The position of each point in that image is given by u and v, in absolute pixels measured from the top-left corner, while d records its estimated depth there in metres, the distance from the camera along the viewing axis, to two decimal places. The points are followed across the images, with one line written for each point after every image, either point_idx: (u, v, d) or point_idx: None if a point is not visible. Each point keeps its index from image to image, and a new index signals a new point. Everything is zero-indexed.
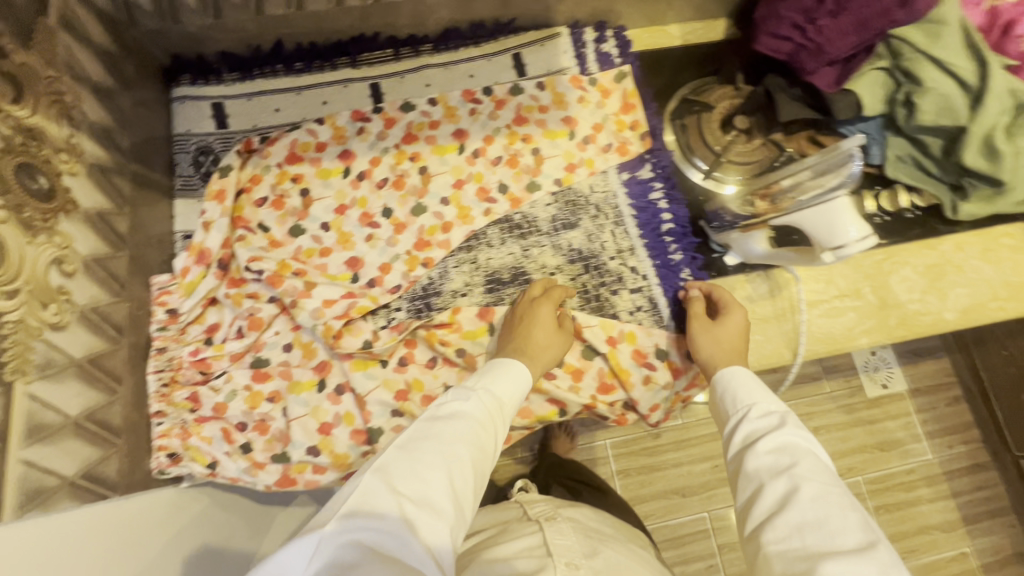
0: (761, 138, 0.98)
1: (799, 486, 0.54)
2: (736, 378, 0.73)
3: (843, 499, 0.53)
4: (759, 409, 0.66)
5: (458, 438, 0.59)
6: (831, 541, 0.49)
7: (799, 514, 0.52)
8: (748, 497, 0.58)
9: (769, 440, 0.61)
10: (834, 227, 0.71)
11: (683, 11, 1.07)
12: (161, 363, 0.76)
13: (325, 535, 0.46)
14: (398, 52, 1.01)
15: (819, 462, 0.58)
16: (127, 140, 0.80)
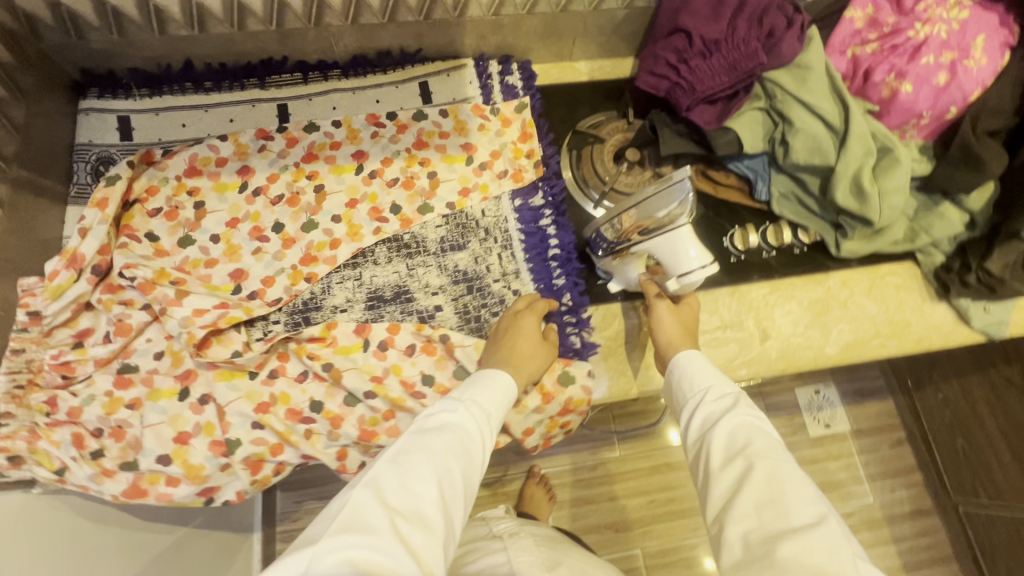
0: (651, 170, 1.01)
1: (753, 466, 0.60)
2: (692, 362, 0.77)
3: (794, 476, 0.59)
4: (714, 393, 0.71)
5: (449, 450, 0.62)
6: (785, 519, 0.55)
7: (753, 492, 0.58)
8: (707, 480, 0.64)
9: (725, 424, 0.66)
10: (682, 260, 0.77)
11: (587, 49, 1.12)
12: (16, 364, 0.76)
13: (318, 553, 0.51)
14: (307, 76, 1.05)
15: (771, 439, 0.64)
16: (13, 147, 0.83)
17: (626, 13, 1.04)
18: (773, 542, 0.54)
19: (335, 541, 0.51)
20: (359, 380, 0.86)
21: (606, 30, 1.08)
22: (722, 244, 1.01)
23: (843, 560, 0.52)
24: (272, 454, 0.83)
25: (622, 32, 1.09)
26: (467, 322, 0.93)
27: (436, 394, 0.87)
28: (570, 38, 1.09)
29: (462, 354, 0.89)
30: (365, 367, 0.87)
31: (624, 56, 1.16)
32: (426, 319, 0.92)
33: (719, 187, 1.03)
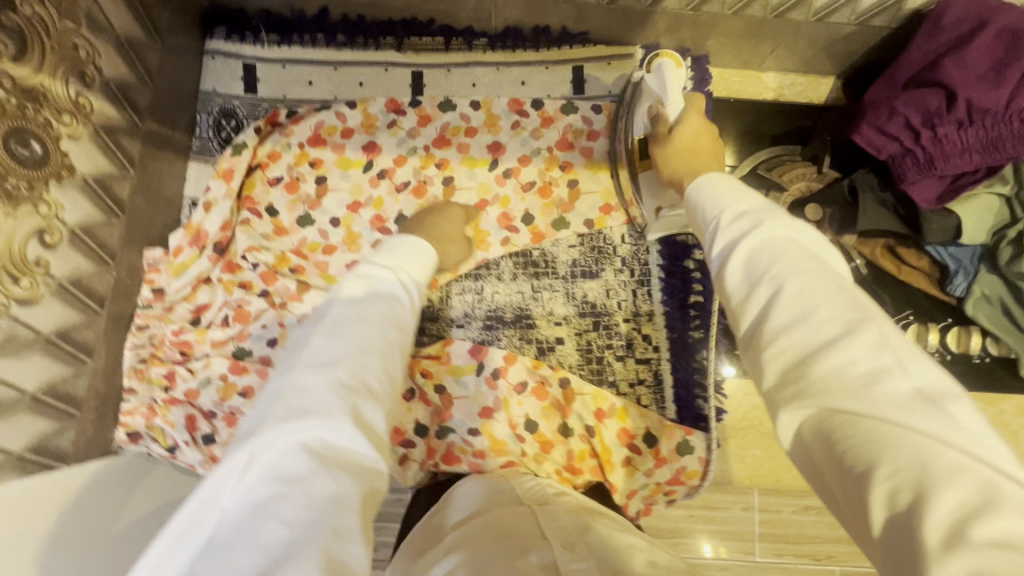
0: (831, 234, 0.87)
1: (783, 288, 0.39)
2: (712, 186, 0.52)
3: (834, 288, 0.38)
4: (731, 215, 0.47)
5: (376, 317, 0.54)
6: (847, 365, 0.34)
7: (800, 331, 0.36)
8: (732, 310, 0.43)
9: (749, 246, 0.43)
10: (652, 87, 0.80)
11: (783, 59, 0.93)
12: (141, 339, 0.77)
13: (260, 447, 0.41)
14: (450, 44, 0.90)
15: (818, 264, 0.40)
16: (146, 97, 0.76)
17: (855, 28, 0.82)
18: (808, 356, 0.35)
19: (280, 426, 0.42)
20: (469, 411, 0.82)
21: (819, 44, 0.87)
22: (888, 333, 0.89)
23: (893, 364, 0.33)
24: None
25: (835, 50, 0.88)
26: (589, 362, 0.86)
27: (535, 443, 0.81)
28: (770, 45, 0.89)
29: (579, 402, 0.84)
30: (475, 395, 0.83)
31: (825, 73, 0.95)
32: (544, 353, 0.86)
33: (904, 266, 0.87)
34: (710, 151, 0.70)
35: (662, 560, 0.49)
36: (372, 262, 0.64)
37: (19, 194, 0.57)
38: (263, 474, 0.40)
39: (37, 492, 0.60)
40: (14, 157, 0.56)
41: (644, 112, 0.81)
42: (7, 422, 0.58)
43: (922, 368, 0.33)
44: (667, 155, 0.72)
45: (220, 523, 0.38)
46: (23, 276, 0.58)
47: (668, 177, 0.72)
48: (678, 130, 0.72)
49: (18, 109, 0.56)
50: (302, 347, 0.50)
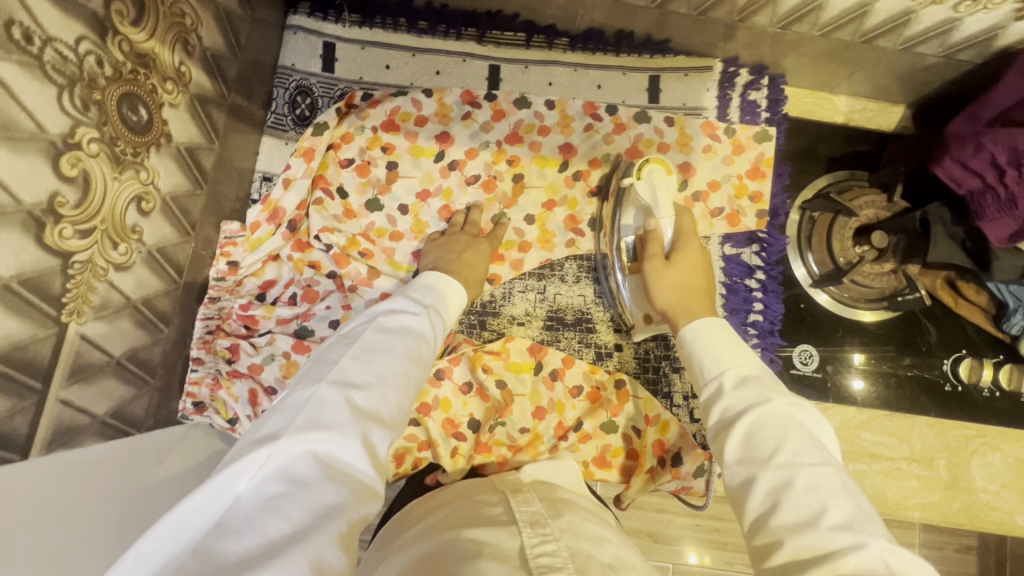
0: (893, 263, 0.88)
1: (791, 480, 0.45)
2: (705, 333, 0.61)
3: (837, 486, 0.44)
4: (732, 379, 0.56)
5: (401, 346, 0.54)
6: (823, 536, 0.41)
7: (794, 512, 0.44)
8: (738, 491, 0.49)
9: (749, 420, 0.51)
10: (643, 196, 0.77)
11: (858, 85, 0.93)
12: (211, 311, 0.77)
13: (277, 447, 0.41)
14: (530, 40, 0.90)
15: (812, 443, 0.48)
16: (234, 69, 0.76)
17: (939, 61, 0.83)
18: (804, 560, 0.41)
19: (298, 434, 0.42)
20: (526, 410, 0.82)
21: (899, 73, 0.88)
22: (941, 365, 0.90)
23: (881, 571, 0.38)
24: (419, 450, 0.79)
25: (913, 79, 0.89)
26: (645, 370, 0.86)
27: (575, 439, 0.83)
28: (849, 71, 0.90)
29: (630, 405, 0.84)
30: (533, 393, 0.83)
31: (896, 103, 0.96)
32: (602, 357, 0.86)
33: (961, 300, 0.88)
34: (703, 288, 0.72)
35: (626, 555, 0.48)
36: (409, 294, 0.63)
37: (124, 158, 0.56)
38: (273, 473, 0.40)
39: (110, 449, 0.60)
40: (125, 123, 0.56)
41: (634, 219, 0.79)
42: (93, 386, 0.58)
43: (904, 570, 0.39)
44: (664, 281, 0.72)
45: (230, 507, 0.38)
46: (121, 242, 0.58)
47: (660, 307, 0.72)
48: (675, 261, 0.73)
49: (132, 74, 0.56)
50: (328, 362, 0.50)
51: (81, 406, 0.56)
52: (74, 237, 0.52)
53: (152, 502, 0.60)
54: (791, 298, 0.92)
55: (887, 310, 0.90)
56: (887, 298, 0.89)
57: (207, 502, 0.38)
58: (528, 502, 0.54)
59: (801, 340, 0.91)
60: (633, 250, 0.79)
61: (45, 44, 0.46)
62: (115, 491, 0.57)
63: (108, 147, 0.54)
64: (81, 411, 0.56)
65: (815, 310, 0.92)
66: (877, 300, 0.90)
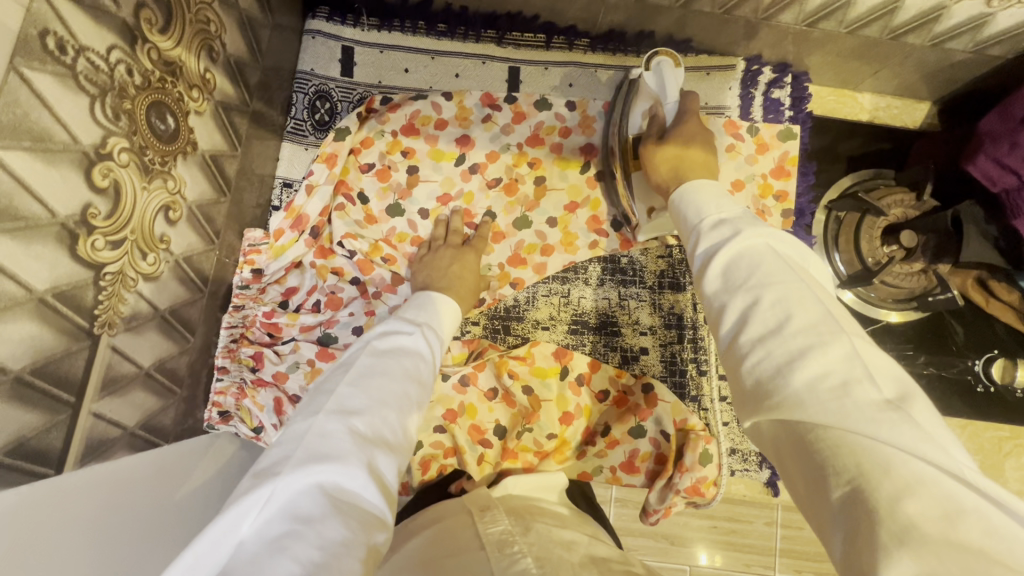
0: (924, 262, 0.85)
1: (759, 298, 0.41)
2: (697, 192, 0.56)
3: (811, 298, 0.40)
4: (712, 223, 0.50)
5: (400, 366, 0.52)
6: (791, 352, 0.38)
7: (761, 326, 0.40)
8: (713, 319, 0.45)
9: (726, 253, 0.45)
10: (648, 87, 0.75)
11: (883, 82, 0.92)
12: (235, 319, 0.76)
13: (278, 484, 0.38)
14: (551, 41, 0.90)
15: (787, 264, 0.43)
16: (256, 75, 0.76)
17: (968, 57, 0.82)
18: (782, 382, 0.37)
19: (300, 469, 0.39)
20: (553, 416, 0.80)
21: (926, 69, 0.86)
22: (971, 366, 0.89)
23: (858, 373, 0.35)
24: (445, 457, 0.78)
25: (941, 75, 0.87)
26: (672, 373, 0.85)
27: (602, 443, 0.82)
28: (874, 68, 0.88)
29: (659, 409, 0.82)
30: (559, 399, 0.81)
31: (921, 100, 0.95)
32: (628, 362, 0.85)
33: (993, 300, 0.83)
34: (703, 161, 0.67)
35: (597, 552, 0.52)
36: (402, 313, 0.62)
37: (153, 168, 0.56)
38: (276, 511, 0.37)
39: (155, 459, 0.60)
40: (153, 131, 0.55)
41: (642, 112, 0.77)
42: (123, 398, 0.57)
43: (878, 371, 0.36)
44: (656, 160, 0.69)
45: (232, 554, 0.35)
46: (150, 252, 0.57)
47: (656, 182, 0.69)
48: (672, 138, 0.69)
49: (160, 82, 0.55)
50: (324, 391, 0.48)
51: (112, 419, 0.55)
52: (106, 248, 0.51)
53: (186, 502, 0.58)
54: None
55: (918, 310, 0.88)
56: (917, 298, 0.87)
57: (206, 550, 0.35)
58: (496, 522, 0.54)
59: None
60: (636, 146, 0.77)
61: (78, 53, 0.45)
62: (149, 494, 0.55)
63: (137, 157, 0.53)
64: (111, 425, 0.56)
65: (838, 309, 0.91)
66: (907, 299, 0.88)
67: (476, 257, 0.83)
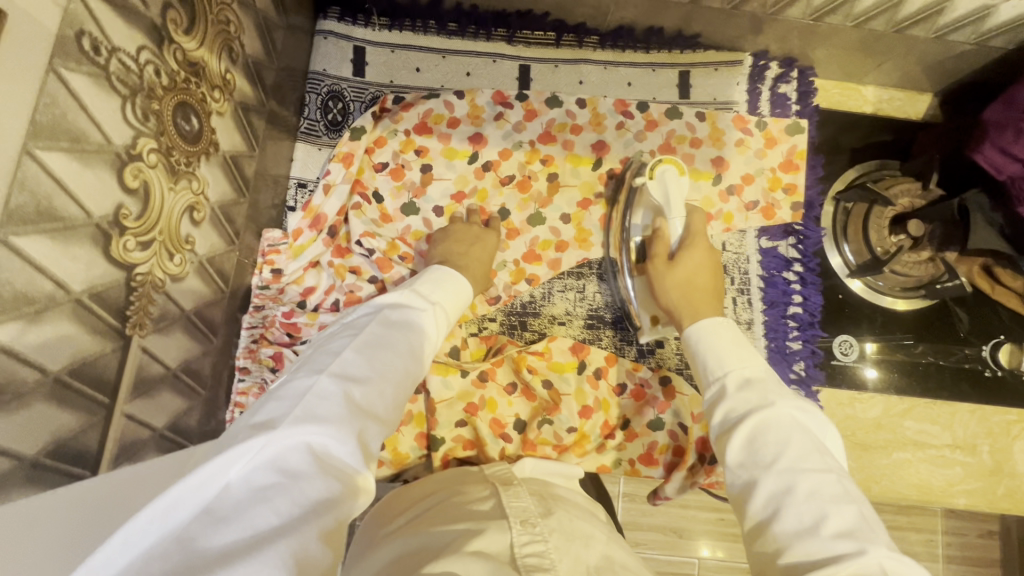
0: (931, 250, 0.87)
1: (792, 487, 0.47)
2: (715, 334, 0.64)
3: (838, 493, 0.46)
4: (735, 380, 0.58)
5: (403, 342, 0.53)
6: (823, 541, 0.43)
7: (794, 516, 0.46)
8: (740, 492, 0.51)
9: (750, 425, 0.53)
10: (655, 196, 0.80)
11: (886, 75, 0.94)
12: (256, 319, 0.77)
13: (274, 434, 0.39)
14: (560, 39, 0.90)
15: (809, 446, 0.50)
16: (271, 75, 0.76)
17: (970, 49, 0.83)
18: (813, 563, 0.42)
19: (296, 425, 0.40)
20: (573, 409, 0.82)
21: (928, 61, 0.88)
22: (979, 352, 0.91)
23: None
24: (464, 450, 0.79)
25: (943, 67, 0.89)
26: (688, 366, 0.86)
27: (621, 434, 0.83)
28: (879, 61, 0.90)
29: (677, 402, 0.83)
30: (578, 392, 0.83)
31: (923, 91, 0.96)
32: (644, 355, 0.86)
33: (998, 287, 0.85)
34: (708, 286, 0.74)
35: (617, 550, 0.49)
36: (417, 288, 0.62)
37: (179, 169, 0.56)
38: (268, 460, 0.37)
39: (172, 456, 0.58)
40: (179, 132, 0.55)
41: (644, 217, 0.83)
42: (152, 400, 0.57)
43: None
44: (665, 281, 0.75)
45: (219, 493, 0.35)
46: (176, 253, 0.57)
47: (665, 305, 0.75)
48: (679, 259, 0.75)
49: (185, 83, 0.55)
50: (327, 354, 0.49)
51: (142, 420, 0.55)
52: (136, 249, 0.51)
53: None
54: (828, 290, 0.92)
55: (928, 297, 0.90)
56: (925, 286, 0.89)
57: (195, 485, 0.34)
58: (520, 498, 0.54)
59: (841, 330, 0.91)
60: (640, 248, 0.82)
61: (110, 54, 0.45)
62: None
63: (164, 158, 0.53)
64: (142, 426, 0.55)
65: (852, 301, 0.92)
66: (915, 287, 0.90)
67: (497, 239, 0.83)
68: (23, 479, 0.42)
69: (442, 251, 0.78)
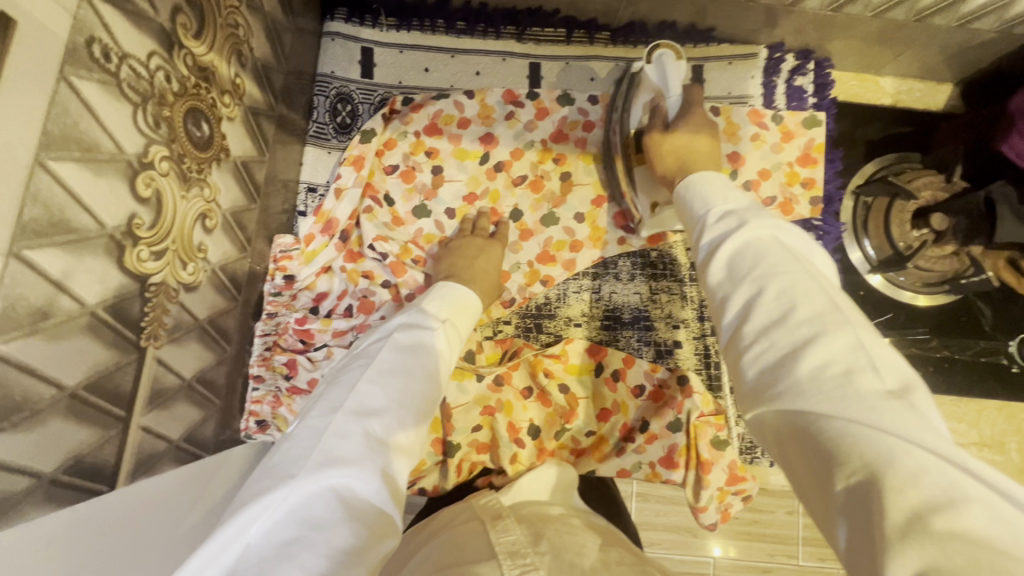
0: (954, 245, 0.84)
1: (764, 288, 0.42)
2: (703, 183, 0.57)
3: (813, 288, 0.40)
4: (718, 214, 0.52)
5: (418, 365, 0.51)
6: (798, 338, 0.38)
7: (765, 314, 0.40)
8: (716, 311, 0.46)
9: (731, 246, 0.46)
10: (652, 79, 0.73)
11: (905, 66, 0.92)
12: (269, 326, 0.76)
13: (293, 487, 0.37)
14: (571, 35, 0.89)
15: (798, 252, 0.44)
16: (280, 78, 0.75)
17: (992, 37, 0.81)
18: (788, 359, 0.37)
19: (315, 472, 0.38)
20: (590, 413, 0.81)
21: (949, 51, 0.86)
22: (1004, 347, 0.88)
23: (858, 364, 0.35)
24: (476, 454, 0.78)
25: (964, 56, 0.87)
26: (708, 366, 0.84)
27: (641, 438, 0.81)
28: (897, 52, 0.88)
29: (692, 401, 0.80)
30: (595, 395, 0.82)
31: (942, 81, 0.94)
32: (662, 355, 0.84)
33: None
34: (705, 152, 0.69)
35: (610, 556, 0.48)
36: (424, 308, 0.60)
37: (191, 176, 0.55)
38: (288, 512, 0.36)
39: (181, 475, 0.56)
40: (190, 139, 0.54)
41: (642, 104, 0.77)
42: (168, 411, 0.56)
43: (881, 363, 0.35)
44: (661, 152, 0.70)
45: (241, 555, 0.34)
46: (189, 261, 0.56)
47: (660, 175, 0.71)
48: (675, 133, 0.70)
49: (196, 89, 0.54)
50: (342, 388, 0.47)
51: (159, 433, 0.55)
52: (150, 260, 0.50)
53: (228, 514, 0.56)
54: (848, 287, 0.91)
55: (951, 292, 0.88)
56: (948, 281, 0.88)
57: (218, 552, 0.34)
58: (510, 531, 0.51)
59: None
60: (637, 139, 0.78)
61: (121, 61, 0.44)
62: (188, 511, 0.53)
63: (177, 165, 0.52)
64: (158, 439, 0.55)
65: (873, 295, 0.91)
66: (937, 281, 0.88)
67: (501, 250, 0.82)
68: (40, 498, 0.41)
69: (446, 267, 0.76)
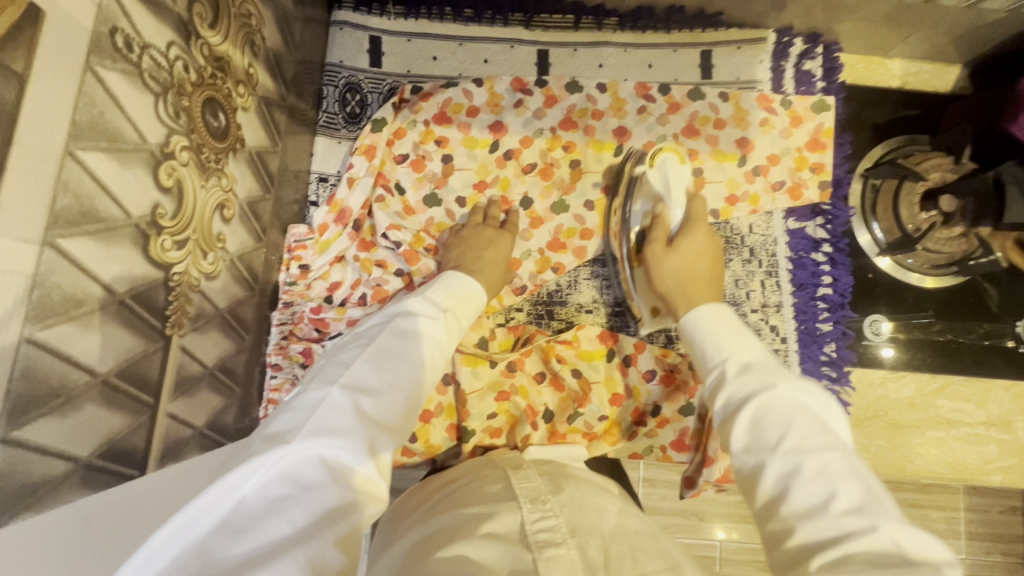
0: (963, 227, 0.84)
1: (800, 466, 0.45)
2: (710, 323, 0.62)
3: (846, 467, 0.45)
4: (735, 366, 0.56)
5: (415, 352, 0.52)
6: (835, 518, 0.41)
7: (803, 493, 0.44)
8: (746, 477, 0.49)
9: (753, 408, 0.51)
10: (655, 182, 0.80)
11: (914, 47, 0.91)
12: (285, 316, 0.77)
13: (286, 449, 0.38)
14: (579, 21, 0.89)
15: (820, 422, 0.49)
16: (291, 68, 0.75)
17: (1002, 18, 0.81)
18: (818, 539, 0.41)
19: (308, 438, 0.39)
20: (603, 398, 0.82)
21: (958, 32, 0.86)
22: (1011, 329, 0.89)
23: (892, 549, 0.39)
24: (491, 438, 0.78)
25: (973, 37, 0.87)
26: None
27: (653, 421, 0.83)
28: (905, 34, 0.88)
29: None
30: (608, 380, 0.83)
31: (951, 63, 0.94)
32: (673, 341, 0.85)
33: None
34: (706, 276, 0.73)
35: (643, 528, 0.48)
36: (428, 295, 0.61)
37: (209, 165, 0.55)
38: (279, 472, 0.37)
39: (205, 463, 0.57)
40: (208, 129, 0.55)
41: (641, 209, 0.81)
42: (192, 398, 0.57)
43: (915, 545, 0.39)
44: (665, 264, 0.74)
45: (233, 508, 0.34)
46: (209, 251, 0.57)
47: (660, 291, 0.74)
48: (678, 247, 0.75)
49: (212, 78, 0.55)
50: (340, 365, 0.48)
51: (184, 419, 0.56)
52: (172, 249, 0.51)
53: None
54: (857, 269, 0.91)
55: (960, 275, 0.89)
56: (958, 262, 0.88)
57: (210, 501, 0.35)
58: (531, 478, 0.53)
59: (871, 310, 0.90)
60: (639, 240, 0.81)
61: (142, 50, 0.44)
62: None
63: (196, 155, 0.53)
64: (184, 425, 0.56)
65: (883, 280, 0.91)
66: (947, 263, 0.89)
67: (511, 242, 0.82)
68: (77, 481, 0.42)
69: (455, 256, 0.77)
